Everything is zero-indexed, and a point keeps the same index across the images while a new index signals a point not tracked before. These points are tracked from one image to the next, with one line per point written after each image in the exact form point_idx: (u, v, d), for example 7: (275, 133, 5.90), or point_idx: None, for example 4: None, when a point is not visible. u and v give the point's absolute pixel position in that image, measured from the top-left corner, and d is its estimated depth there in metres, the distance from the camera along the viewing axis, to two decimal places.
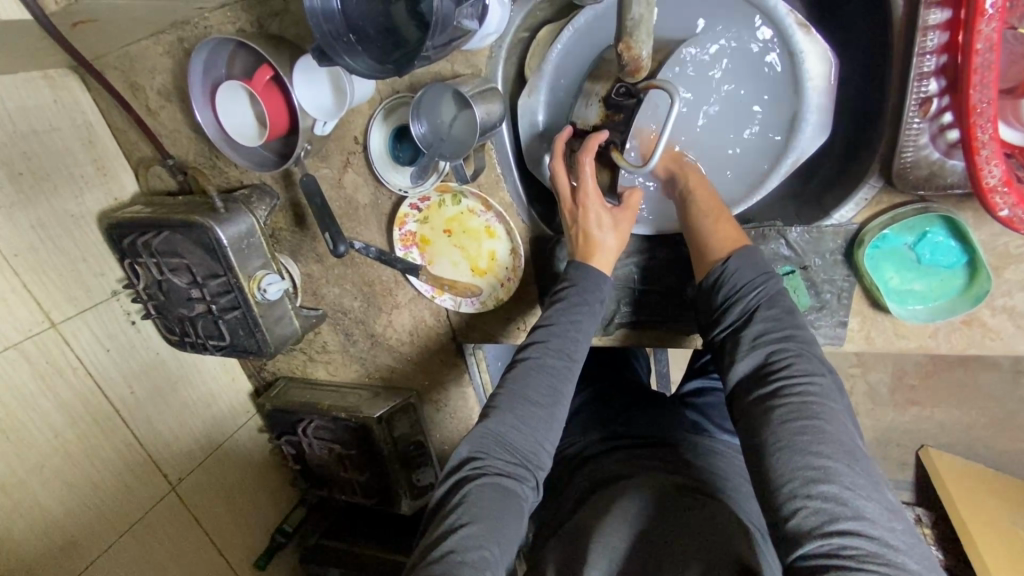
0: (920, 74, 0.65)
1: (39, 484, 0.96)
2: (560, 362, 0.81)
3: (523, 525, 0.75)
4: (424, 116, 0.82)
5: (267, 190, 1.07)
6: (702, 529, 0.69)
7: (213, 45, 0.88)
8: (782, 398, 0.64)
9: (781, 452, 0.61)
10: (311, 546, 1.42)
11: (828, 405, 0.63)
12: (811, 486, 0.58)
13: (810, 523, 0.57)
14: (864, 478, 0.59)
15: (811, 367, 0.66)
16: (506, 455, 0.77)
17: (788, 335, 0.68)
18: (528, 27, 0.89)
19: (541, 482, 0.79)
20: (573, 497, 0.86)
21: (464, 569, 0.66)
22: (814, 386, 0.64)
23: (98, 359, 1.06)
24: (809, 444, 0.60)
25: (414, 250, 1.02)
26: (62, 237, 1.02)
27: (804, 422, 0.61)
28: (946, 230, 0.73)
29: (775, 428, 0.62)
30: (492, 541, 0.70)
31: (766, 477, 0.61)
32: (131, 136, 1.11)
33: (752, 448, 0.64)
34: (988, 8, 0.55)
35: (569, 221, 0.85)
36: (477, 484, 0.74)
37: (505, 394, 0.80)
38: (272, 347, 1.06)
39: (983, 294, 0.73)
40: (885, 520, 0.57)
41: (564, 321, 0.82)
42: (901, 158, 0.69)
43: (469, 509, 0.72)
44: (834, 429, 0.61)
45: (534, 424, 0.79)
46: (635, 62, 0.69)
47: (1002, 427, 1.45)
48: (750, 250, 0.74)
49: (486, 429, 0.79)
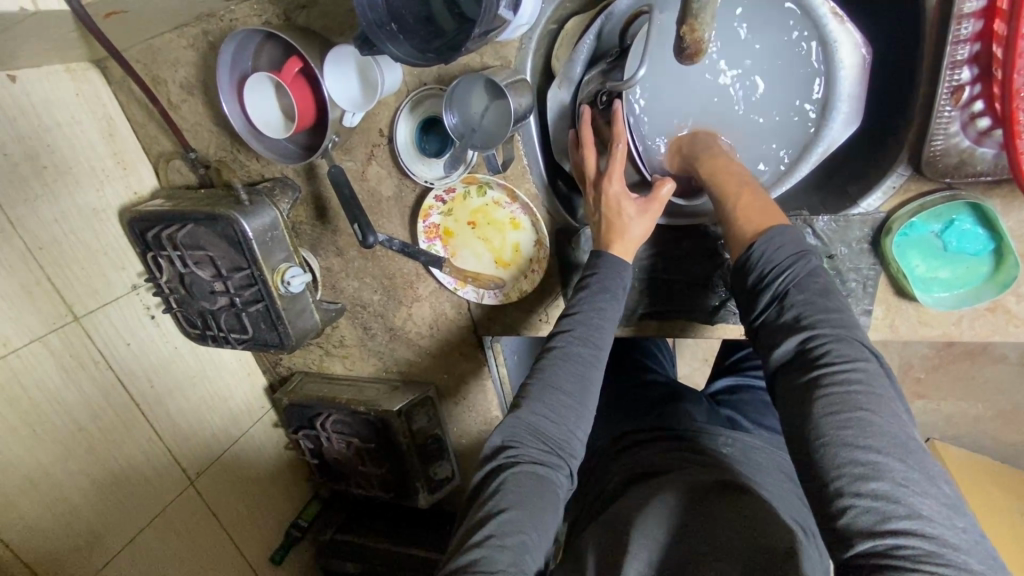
0: (953, 63, 0.66)
1: (62, 477, 0.96)
2: (586, 350, 0.80)
3: (559, 513, 0.75)
4: (456, 107, 0.82)
5: (289, 183, 1.07)
6: (737, 520, 0.71)
7: (242, 37, 0.88)
8: (824, 388, 0.64)
9: (825, 448, 0.61)
10: (325, 541, 1.42)
11: (872, 393, 0.63)
12: (860, 483, 0.58)
13: (862, 522, 0.57)
14: (918, 473, 0.58)
15: (851, 352, 0.65)
16: (539, 443, 0.77)
17: (823, 320, 0.68)
18: (556, 18, 0.90)
19: (574, 470, 0.79)
20: (611, 489, 0.88)
21: (504, 554, 0.66)
22: (857, 373, 0.64)
23: (119, 352, 1.06)
24: (854, 438, 0.60)
25: (437, 242, 1.03)
26: (85, 230, 1.02)
27: (848, 415, 0.61)
28: (973, 217, 0.74)
29: (818, 422, 0.63)
30: (529, 528, 0.70)
31: (813, 471, 0.62)
32: (152, 130, 1.12)
33: (797, 441, 0.64)
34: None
35: (595, 203, 0.85)
36: (512, 474, 0.74)
37: (536, 382, 0.80)
38: (294, 340, 1.06)
39: (1010, 280, 0.74)
40: (944, 518, 0.56)
41: (588, 308, 0.82)
42: (932, 146, 0.70)
43: (506, 496, 0.72)
44: (881, 419, 0.61)
45: (564, 413, 0.78)
46: (698, 46, 0.60)
47: (1008, 419, 1.47)
48: (781, 231, 0.72)
49: (517, 419, 0.79)
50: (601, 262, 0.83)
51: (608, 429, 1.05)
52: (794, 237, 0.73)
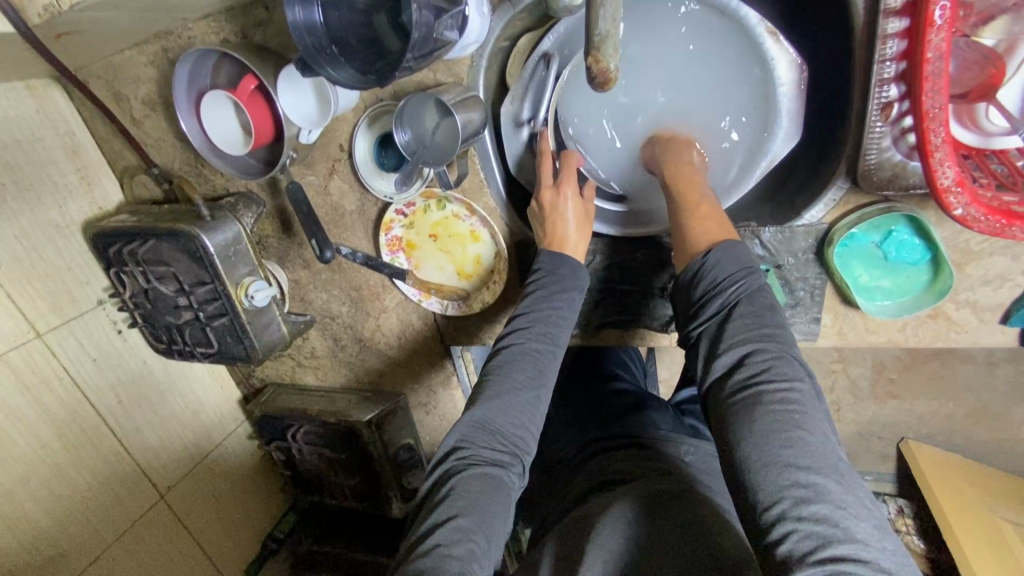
0: (881, 80, 0.68)
1: (25, 495, 0.95)
2: (544, 346, 0.81)
3: (510, 516, 0.74)
4: (407, 124, 0.83)
5: (254, 198, 1.07)
6: (679, 525, 0.72)
7: (197, 56, 0.89)
8: (764, 406, 0.65)
9: (767, 468, 0.61)
10: (301, 553, 1.42)
11: (808, 413, 0.64)
12: (801, 506, 0.58)
13: (803, 547, 0.56)
14: (852, 495, 0.59)
15: (792, 372, 0.67)
16: (493, 443, 0.77)
17: (768, 335, 0.70)
18: (509, 36, 0.91)
19: (527, 468, 0.79)
20: (573, 497, 0.88)
21: (451, 563, 0.64)
22: (794, 393, 0.65)
23: (85, 368, 1.06)
24: (793, 458, 0.61)
25: (400, 255, 1.04)
26: (47, 246, 1.02)
27: (787, 434, 0.62)
28: (910, 228, 0.76)
29: (760, 439, 0.63)
30: (479, 536, 0.69)
31: (747, 491, 0.62)
32: (115, 145, 1.12)
33: (737, 459, 0.64)
34: (937, 20, 0.59)
35: (540, 207, 0.88)
36: (464, 477, 0.73)
37: (492, 380, 0.80)
38: (261, 354, 1.07)
39: (946, 289, 0.77)
40: (877, 541, 0.57)
41: (546, 307, 0.83)
42: (866, 159, 0.72)
43: (456, 502, 0.71)
44: (816, 441, 0.62)
45: (518, 406, 0.79)
46: (605, 75, 0.60)
47: (978, 417, 1.50)
48: (734, 246, 0.75)
49: (473, 418, 0.78)
50: (561, 267, 0.85)
51: (571, 437, 1.05)
52: (741, 254, 0.76)
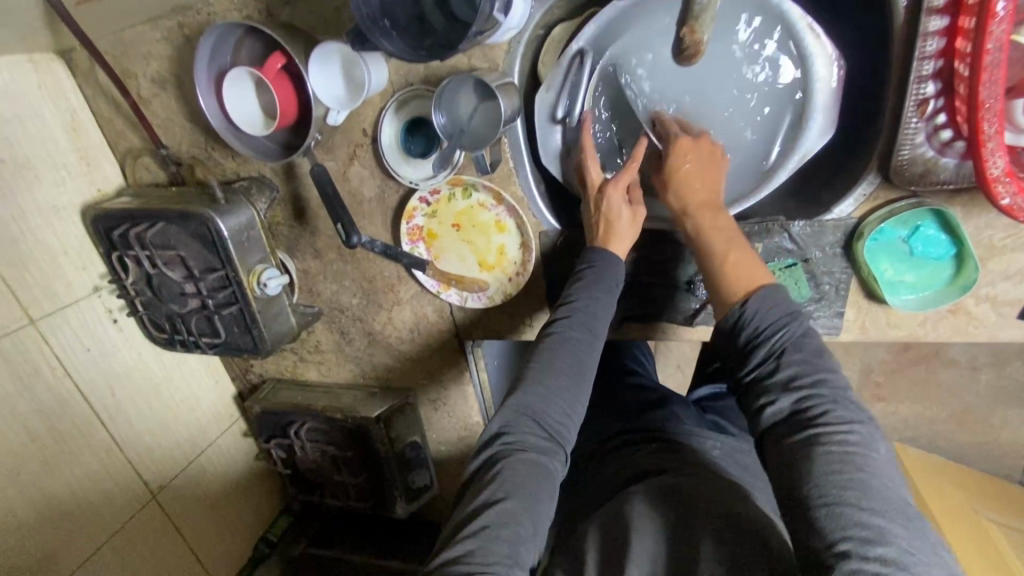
0: (919, 77, 0.71)
1: (13, 493, 0.89)
2: (584, 336, 0.81)
3: (555, 500, 0.74)
4: (443, 107, 0.82)
5: (267, 182, 1.04)
6: (720, 511, 0.72)
7: (221, 31, 0.86)
8: (822, 447, 0.64)
9: (829, 508, 0.60)
10: (296, 556, 1.35)
11: (868, 456, 0.64)
12: (866, 547, 0.57)
13: None
14: (920, 540, 0.59)
15: (849, 415, 0.67)
16: (537, 429, 0.76)
17: (819, 380, 0.70)
18: (544, 24, 0.91)
19: (570, 455, 0.78)
20: (602, 491, 0.88)
21: (500, 545, 0.65)
22: (852, 435, 0.65)
23: (78, 358, 1.00)
24: (856, 500, 0.60)
25: (420, 245, 1.02)
26: (43, 227, 0.96)
27: (848, 475, 0.62)
28: (936, 224, 0.80)
29: (820, 479, 0.62)
30: (525, 520, 0.68)
31: (809, 528, 0.61)
32: (118, 125, 1.06)
33: (795, 496, 0.64)
34: (998, 12, 0.60)
35: (593, 210, 0.87)
36: (511, 460, 0.72)
37: (534, 366, 0.79)
38: (270, 345, 1.03)
39: (970, 282, 0.80)
40: None
41: (585, 298, 0.82)
42: (899, 154, 0.76)
43: (502, 485, 0.70)
44: (879, 483, 0.61)
45: (560, 393, 0.78)
46: (697, 45, 0.79)
47: (960, 421, 1.55)
48: (775, 292, 0.74)
49: (516, 404, 0.77)
50: (598, 262, 0.84)
51: (592, 433, 1.05)
52: (782, 298, 0.75)
